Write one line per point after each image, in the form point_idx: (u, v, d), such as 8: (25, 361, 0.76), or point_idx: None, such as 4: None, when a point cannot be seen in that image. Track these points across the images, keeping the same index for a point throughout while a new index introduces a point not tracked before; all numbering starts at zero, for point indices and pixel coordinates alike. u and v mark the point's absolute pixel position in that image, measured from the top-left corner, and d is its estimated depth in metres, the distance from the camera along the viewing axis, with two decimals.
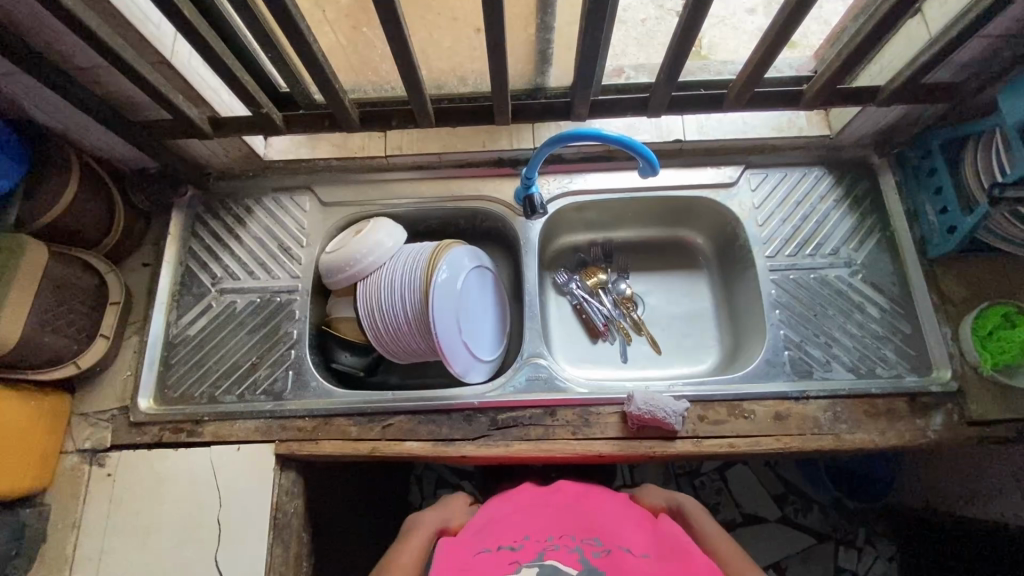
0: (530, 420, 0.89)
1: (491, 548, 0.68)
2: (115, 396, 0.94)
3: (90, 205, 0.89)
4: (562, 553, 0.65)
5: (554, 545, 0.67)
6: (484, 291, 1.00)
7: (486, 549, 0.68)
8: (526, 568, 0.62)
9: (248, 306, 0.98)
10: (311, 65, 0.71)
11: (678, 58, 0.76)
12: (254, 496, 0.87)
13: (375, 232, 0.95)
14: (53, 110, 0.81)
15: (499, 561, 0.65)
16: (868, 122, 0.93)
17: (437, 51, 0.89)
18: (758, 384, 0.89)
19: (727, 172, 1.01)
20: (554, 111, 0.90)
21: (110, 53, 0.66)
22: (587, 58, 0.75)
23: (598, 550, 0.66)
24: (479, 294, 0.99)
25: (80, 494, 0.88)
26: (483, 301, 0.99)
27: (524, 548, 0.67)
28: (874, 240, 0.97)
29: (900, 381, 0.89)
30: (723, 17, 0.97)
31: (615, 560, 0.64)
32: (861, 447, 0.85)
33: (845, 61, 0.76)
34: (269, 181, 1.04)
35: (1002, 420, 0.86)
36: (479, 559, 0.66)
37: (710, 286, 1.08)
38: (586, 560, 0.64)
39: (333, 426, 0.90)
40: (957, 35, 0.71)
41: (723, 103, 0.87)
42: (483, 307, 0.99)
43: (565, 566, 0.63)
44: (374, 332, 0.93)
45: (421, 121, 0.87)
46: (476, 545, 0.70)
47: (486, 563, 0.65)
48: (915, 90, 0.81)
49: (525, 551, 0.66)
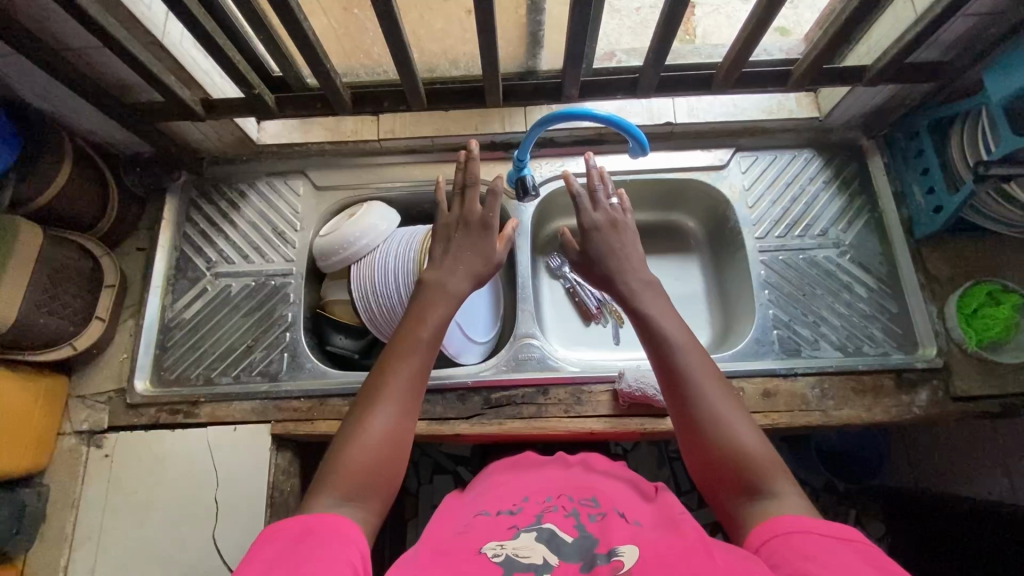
0: (523, 399, 0.90)
1: (491, 512, 0.69)
2: (111, 379, 0.94)
3: (83, 187, 0.89)
4: (560, 516, 0.65)
5: (552, 506, 0.68)
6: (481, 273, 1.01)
7: (486, 512, 0.69)
8: (524, 532, 0.63)
9: (242, 289, 0.99)
10: (301, 45, 0.72)
11: (667, 38, 0.77)
12: (250, 475, 0.88)
13: (368, 215, 0.96)
14: (45, 92, 0.81)
15: (498, 524, 0.65)
16: (857, 103, 0.94)
17: (428, 32, 0.89)
18: (748, 363, 0.91)
19: (718, 154, 1.02)
20: (546, 92, 0.90)
21: (101, 31, 0.66)
22: (577, 38, 0.76)
23: (594, 513, 0.66)
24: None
25: (78, 474, 0.89)
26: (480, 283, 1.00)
27: (523, 512, 0.67)
28: (862, 221, 0.98)
29: (887, 358, 0.90)
30: (717, 6, 1.03)
31: (609, 524, 0.64)
32: (848, 423, 0.86)
33: (832, 40, 0.77)
34: (263, 166, 1.05)
35: (987, 396, 0.87)
36: (477, 522, 0.66)
37: (701, 269, 1.09)
38: (582, 525, 0.64)
39: (328, 406, 0.91)
40: (942, 13, 0.71)
41: (712, 84, 0.87)
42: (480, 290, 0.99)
43: (561, 532, 0.62)
44: (368, 313, 0.94)
45: (413, 103, 0.88)
46: (474, 509, 0.71)
47: (484, 527, 0.65)
48: (902, 70, 0.81)
49: (522, 515, 0.66)
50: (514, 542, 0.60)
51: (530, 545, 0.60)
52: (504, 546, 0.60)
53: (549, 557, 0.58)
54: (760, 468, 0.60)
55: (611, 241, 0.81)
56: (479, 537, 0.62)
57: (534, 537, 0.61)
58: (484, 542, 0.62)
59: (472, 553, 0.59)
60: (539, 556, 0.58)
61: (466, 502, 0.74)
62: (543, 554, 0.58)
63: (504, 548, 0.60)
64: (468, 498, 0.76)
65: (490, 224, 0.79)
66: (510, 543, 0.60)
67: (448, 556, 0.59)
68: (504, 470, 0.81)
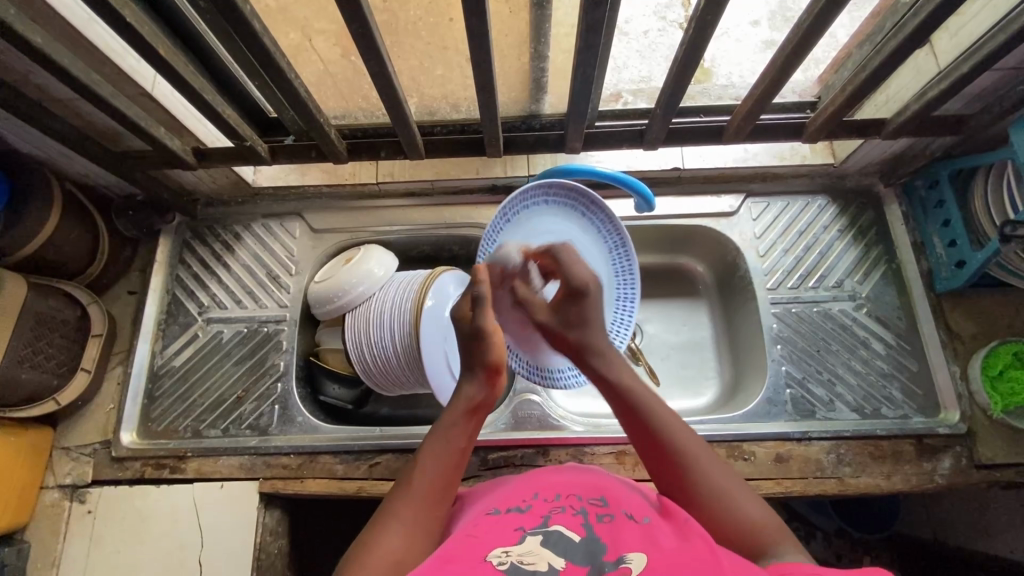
0: (522, 460, 0.86)
1: (499, 508, 0.62)
2: (97, 430, 0.92)
3: (73, 235, 0.87)
4: (567, 515, 0.58)
5: (560, 506, 0.60)
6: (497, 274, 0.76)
7: (495, 510, 0.61)
8: (530, 535, 0.55)
9: (234, 337, 0.96)
10: (293, 102, 0.69)
11: (674, 96, 0.73)
12: (235, 538, 0.84)
13: (366, 261, 0.92)
14: (33, 142, 0.79)
15: (502, 524, 0.58)
16: (873, 152, 0.90)
17: (427, 77, 0.87)
18: (760, 424, 0.86)
19: (727, 201, 0.98)
20: (548, 143, 0.87)
21: (85, 89, 0.64)
22: (581, 95, 0.72)
23: (603, 512, 0.59)
24: (524, 246, 0.77)
25: (59, 532, 0.86)
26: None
27: (531, 510, 0.60)
28: (881, 272, 0.93)
29: (907, 422, 0.86)
30: (727, 29, 0.98)
31: (619, 527, 0.57)
32: (865, 491, 0.82)
33: (850, 97, 0.73)
34: (259, 207, 1.02)
35: (1010, 463, 0.83)
36: (481, 521, 0.59)
37: (710, 316, 1.05)
38: (590, 523, 0.57)
39: (318, 464, 0.88)
40: (968, 72, 0.67)
41: (723, 135, 0.84)
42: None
43: (568, 532, 0.56)
44: (362, 364, 0.89)
45: (410, 153, 0.85)
46: (485, 507, 0.63)
47: (488, 526, 0.58)
48: (923, 124, 0.77)
49: (530, 515, 0.59)
50: (520, 549, 0.53)
51: (535, 551, 0.53)
52: (510, 552, 0.52)
53: (556, 562, 0.51)
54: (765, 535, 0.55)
55: (594, 308, 0.69)
56: (485, 540, 0.55)
57: (540, 542, 0.54)
58: (489, 545, 0.54)
59: (476, 561, 0.51)
60: (545, 562, 0.51)
61: (483, 497, 0.67)
62: (548, 558, 0.52)
63: (510, 554, 0.52)
64: (483, 495, 0.68)
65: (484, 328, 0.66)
66: (515, 549, 0.53)
67: (446, 558, 0.52)
68: (544, 477, 0.67)
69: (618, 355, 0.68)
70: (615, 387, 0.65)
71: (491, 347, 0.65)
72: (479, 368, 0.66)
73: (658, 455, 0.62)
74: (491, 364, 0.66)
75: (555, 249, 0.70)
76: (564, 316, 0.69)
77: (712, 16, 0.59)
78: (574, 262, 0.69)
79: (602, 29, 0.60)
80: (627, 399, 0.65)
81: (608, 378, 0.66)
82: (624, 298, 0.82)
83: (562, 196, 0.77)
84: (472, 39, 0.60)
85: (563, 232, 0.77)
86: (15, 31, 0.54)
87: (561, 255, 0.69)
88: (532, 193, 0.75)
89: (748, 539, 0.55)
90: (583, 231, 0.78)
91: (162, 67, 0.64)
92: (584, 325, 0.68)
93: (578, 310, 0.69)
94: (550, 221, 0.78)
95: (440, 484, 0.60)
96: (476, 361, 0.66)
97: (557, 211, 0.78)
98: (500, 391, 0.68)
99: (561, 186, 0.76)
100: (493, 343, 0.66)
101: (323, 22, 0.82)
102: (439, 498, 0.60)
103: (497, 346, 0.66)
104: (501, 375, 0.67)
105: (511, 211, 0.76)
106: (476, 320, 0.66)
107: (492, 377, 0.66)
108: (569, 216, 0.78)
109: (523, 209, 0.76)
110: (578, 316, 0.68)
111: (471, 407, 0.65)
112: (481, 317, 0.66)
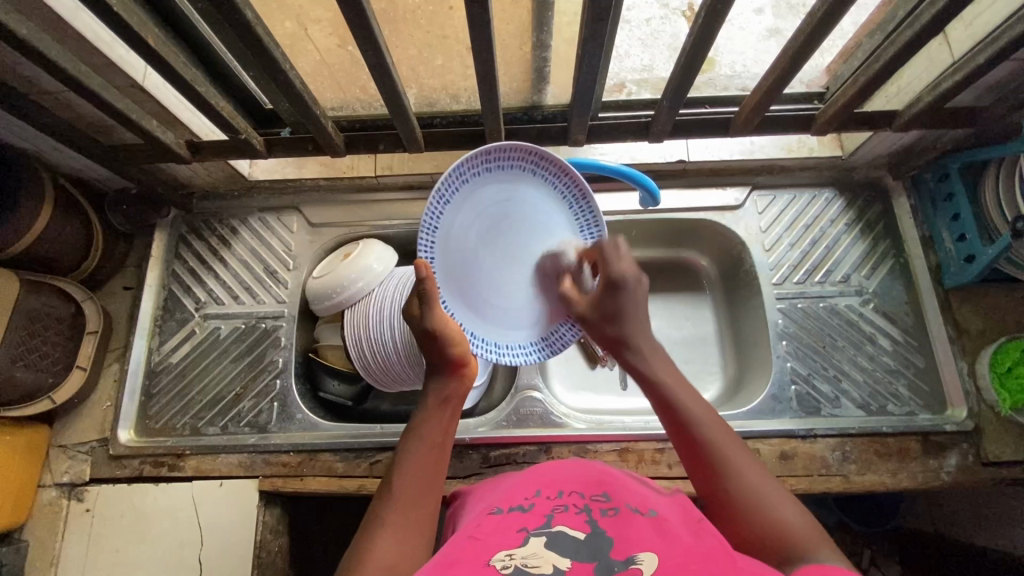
0: (524, 458, 0.85)
1: (501, 508, 0.60)
2: (94, 428, 0.91)
3: (66, 230, 0.85)
4: (570, 514, 0.57)
5: (563, 505, 0.59)
6: (444, 266, 0.68)
7: (497, 510, 0.60)
8: (533, 536, 0.54)
9: (231, 333, 0.94)
10: (289, 94, 0.67)
11: (681, 87, 0.71)
12: (235, 537, 0.84)
13: (365, 256, 0.91)
14: (22, 136, 0.77)
15: (506, 526, 0.56)
16: (883, 144, 0.88)
17: (427, 68, 0.85)
18: (764, 422, 0.85)
19: (733, 195, 0.96)
20: (551, 136, 0.85)
21: (74, 81, 0.62)
22: (585, 86, 0.70)
23: (606, 511, 0.58)
24: (474, 223, 0.69)
25: (57, 531, 0.86)
26: (472, 242, 0.69)
27: (534, 509, 0.58)
28: (888, 266, 0.92)
29: (913, 419, 0.85)
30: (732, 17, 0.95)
31: (625, 524, 0.55)
32: (870, 489, 0.82)
33: (861, 88, 0.71)
34: (256, 201, 1.00)
35: (1018, 460, 0.82)
36: (484, 522, 0.58)
37: (714, 311, 1.03)
38: (594, 522, 0.56)
39: (318, 462, 0.87)
40: (984, 63, 0.65)
41: (730, 128, 0.82)
42: (463, 270, 0.69)
43: (572, 532, 0.54)
44: (361, 360, 0.88)
45: (410, 147, 0.83)
46: (487, 507, 0.62)
47: (491, 527, 0.56)
48: (936, 116, 0.75)
49: (532, 515, 0.57)
50: (524, 551, 0.52)
51: (540, 553, 0.51)
52: (513, 555, 0.51)
53: (561, 563, 0.50)
54: (795, 538, 0.51)
55: (630, 302, 0.65)
56: (488, 543, 0.53)
57: (545, 543, 0.53)
58: (492, 549, 0.53)
59: (479, 566, 0.50)
60: (550, 564, 0.50)
61: (485, 496, 0.66)
62: (553, 559, 0.51)
63: (514, 557, 0.51)
64: (484, 494, 0.67)
65: (435, 326, 0.64)
66: (519, 551, 0.52)
67: (447, 566, 0.50)
68: (542, 473, 0.66)
69: (658, 351, 0.65)
70: (657, 386, 0.62)
71: (449, 341, 0.64)
72: (438, 364, 0.65)
73: (693, 455, 0.59)
74: (449, 358, 0.64)
75: (605, 249, 0.66)
76: (602, 310, 0.66)
77: (723, 6, 0.57)
78: (618, 256, 0.66)
79: (607, 19, 0.58)
80: (664, 396, 0.62)
81: (646, 374, 0.63)
82: (592, 252, 0.73)
83: (502, 157, 0.68)
84: (473, 29, 0.58)
85: (510, 197, 0.70)
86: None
87: (614, 245, 0.67)
88: (469, 164, 0.66)
89: (781, 539, 0.52)
90: (534, 189, 0.71)
91: (154, 59, 0.62)
92: (624, 321, 0.65)
93: (614, 302, 0.65)
94: (493, 191, 0.69)
95: (425, 482, 0.59)
96: (437, 358, 0.64)
97: (496, 178, 0.69)
98: (469, 379, 0.67)
99: (498, 148, 0.67)
100: (449, 336, 0.64)
101: (320, 11, 0.80)
102: (425, 496, 0.59)
103: (452, 340, 0.64)
104: (466, 366, 0.66)
105: (450, 190, 0.66)
106: (425, 320, 0.64)
107: (455, 368, 0.65)
108: (516, 175, 0.70)
109: (466, 182, 0.67)
110: (617, 310, 0.65)
111: (442, 401, 0.64)
112: (429, 314, 0.63)
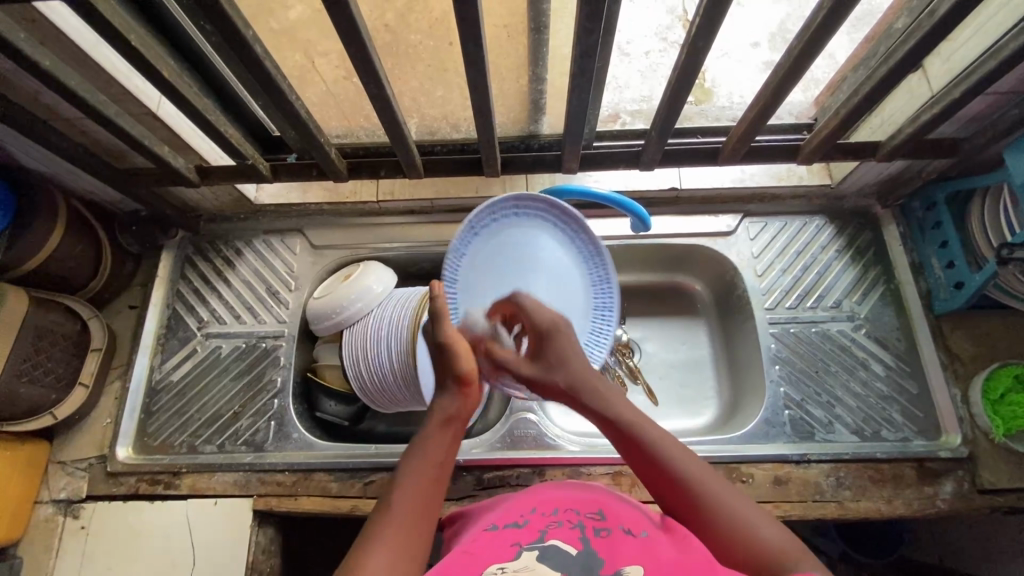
0: (518, 480, 0.86)
1: (497, 524, 0.61)
2: (93, 444, 0.92)
3: (77, 249, 0.88)
4: (564, 530, 0.58)
5: (558, 521, 0.59)
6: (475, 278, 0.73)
7: (494, 526, 0.61)
8: (526, 550, 0.55)
9: (233, 352, 0.96)
10: (295, 125, 0.70)
11: (669, 121, 0.75)
12: (227, 556, 0.84)
13: (363, 278, 0.93)
14: (40, 160, 0.80)
15: (498, 538, 0.57)
16: (870, 173, 0.90)
17: (428, 100, 0.89)
18: (758, 446, 0.85)
19: (725, 221, 0.98)
20: (545, 164, 0.87)
21: (91, 109, 0.65)
22: (577, 118, 0.73)
23: (599, 527, 0.59)
24: (494, 258, 0.73)
25: (51, 547, 0.86)
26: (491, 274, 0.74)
27: (529, 525, 0.59)
28: (879, 292, 0.93)
29: (908, 445, 0.85)
30: (726, 51, 0.99)
31: (616, 543, 0.56)
32: (865, 516, 0.81)
33: (842, 121, 0.74)
34: (260, 224, 1.03)
35: (1014, 489, 0.82)
36: (479, 535, 0.58)
37: (708, 334, 1.04)
38: (586, 539, 0.56)
39: (313, 482, 0.87)
40: (960, 96, 0.67)
41: (719, 156, 0.85)
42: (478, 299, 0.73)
43: (565, 546, 0.55)
44: (357, 379, 0.89)
45: (410, 173, 0.86)
46: (484, 522, 0.62)
47: (485, 542, 0.57)
48: (917, 147, 0.78)
49: (527, 530, 0.58)
50: (516, 565, 0.52)
51: (531, 567, 0.52)
52: (505, 569, 0.52)
53: None
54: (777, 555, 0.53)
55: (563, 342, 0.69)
56: (480, 556, 0.54)
57: (537, 557, 0.53)
58: (485, 561, 0.53)
59: None
60: None
61: (481, 513, 0.66)
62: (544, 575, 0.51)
63: (505, 571, 0.52)
64: (485, 510, 0.67)
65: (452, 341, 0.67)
66: (511, 566, 0.52)
67: None
68: (546, 489, 0.66)
69: (612, 391, 0.67)
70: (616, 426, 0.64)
71: (458, 356, 0.67)
72: (450, 379, 0.67)
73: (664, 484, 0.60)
74: (461, 374, 0.67)
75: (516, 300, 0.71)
76: (542, 361, 0.69)
77: (703, 43, 0.61)
78: (536, 307, 0.71)
79: (595, 55, 0.61)
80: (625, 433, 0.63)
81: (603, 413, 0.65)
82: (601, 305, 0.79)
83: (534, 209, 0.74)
84: (469, 64, 0.61)
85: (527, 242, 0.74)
86: (26, 55, 0.55)
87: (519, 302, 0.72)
88: (495, 209, 0.72)
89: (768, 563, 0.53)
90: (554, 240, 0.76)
91: (167, 88, 0.65)
92: (562, 364, 0.68)
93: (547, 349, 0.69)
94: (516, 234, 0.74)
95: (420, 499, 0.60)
96: (446, 371, 0.67)
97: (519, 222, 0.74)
98: (474, 400, 0.68)
99: (527, 199, 0.73)
100: (462, 352, 0.67)
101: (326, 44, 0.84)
102: (422, 515, 0.59)
103: (463, 354, 0.67)
104: (473, 385, 0.68)
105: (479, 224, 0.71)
106: (438, 332, 0.67)
107: (463, 387, 0.67)
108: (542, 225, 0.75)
109: (493, 220, 0.72)
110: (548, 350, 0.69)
111: (445, 419, 0.66)
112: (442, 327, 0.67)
